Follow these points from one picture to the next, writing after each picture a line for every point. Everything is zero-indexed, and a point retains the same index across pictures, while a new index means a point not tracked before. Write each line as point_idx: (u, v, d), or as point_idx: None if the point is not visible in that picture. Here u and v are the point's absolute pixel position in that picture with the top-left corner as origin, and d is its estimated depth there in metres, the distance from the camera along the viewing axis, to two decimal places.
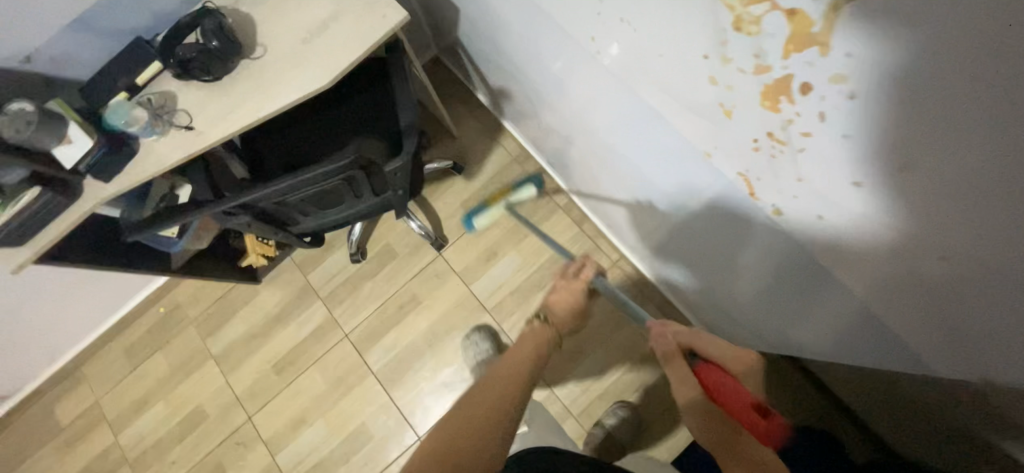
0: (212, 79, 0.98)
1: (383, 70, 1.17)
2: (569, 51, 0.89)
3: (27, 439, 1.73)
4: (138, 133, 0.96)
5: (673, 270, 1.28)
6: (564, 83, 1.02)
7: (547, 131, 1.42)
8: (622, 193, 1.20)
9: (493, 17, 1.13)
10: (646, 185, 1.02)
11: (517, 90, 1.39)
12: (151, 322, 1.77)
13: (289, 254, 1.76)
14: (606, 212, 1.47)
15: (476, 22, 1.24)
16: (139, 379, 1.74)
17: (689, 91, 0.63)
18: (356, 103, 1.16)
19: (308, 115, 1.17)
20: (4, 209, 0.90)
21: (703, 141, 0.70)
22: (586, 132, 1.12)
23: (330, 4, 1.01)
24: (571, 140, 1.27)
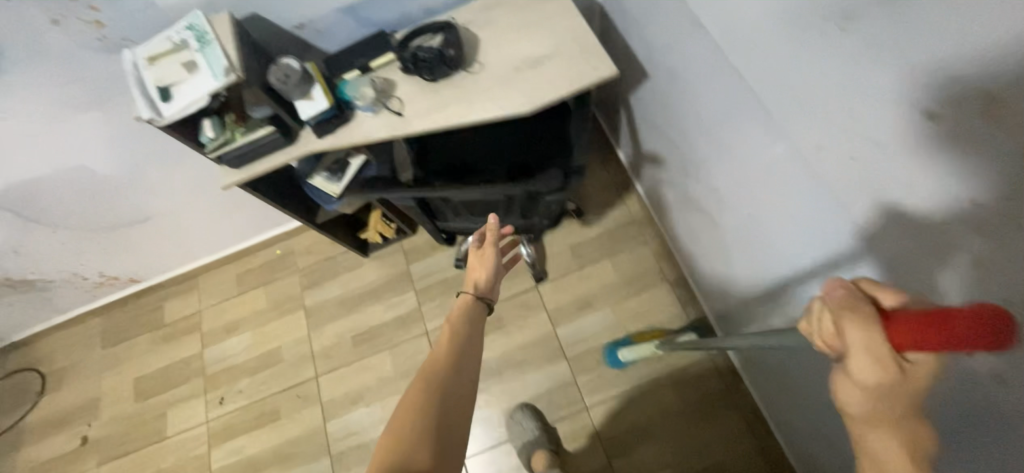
0: (431, 80, 1.11)
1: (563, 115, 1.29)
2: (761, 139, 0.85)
3: (134, 323, 1.94)
4: (361, 108, 1.10)
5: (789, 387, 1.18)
6: (733, 158, 1.01)
7: (687, 207, 1.43)
8: (749, 274, 1.18)
9: (674, 78, 1.13)
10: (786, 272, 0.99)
11: (671, 161, 1.41)
12: (267, 258, 1.96)
13: (401, 239, 1.88)
14: (716, 287, 1.44)
15: (658, 90, 1.28)
16: (238, 305, 1.91)
17: (928, 229, 0.56)
18: (532, 136, 1.29)
19: (485, 132, 1.31)
20: (242, 137, 1.06)
21: (918, 285, 0.61)
22: (739, 209, 1.09)
23: (549, 44, 1.11)
24: (713, 215, 1.27)
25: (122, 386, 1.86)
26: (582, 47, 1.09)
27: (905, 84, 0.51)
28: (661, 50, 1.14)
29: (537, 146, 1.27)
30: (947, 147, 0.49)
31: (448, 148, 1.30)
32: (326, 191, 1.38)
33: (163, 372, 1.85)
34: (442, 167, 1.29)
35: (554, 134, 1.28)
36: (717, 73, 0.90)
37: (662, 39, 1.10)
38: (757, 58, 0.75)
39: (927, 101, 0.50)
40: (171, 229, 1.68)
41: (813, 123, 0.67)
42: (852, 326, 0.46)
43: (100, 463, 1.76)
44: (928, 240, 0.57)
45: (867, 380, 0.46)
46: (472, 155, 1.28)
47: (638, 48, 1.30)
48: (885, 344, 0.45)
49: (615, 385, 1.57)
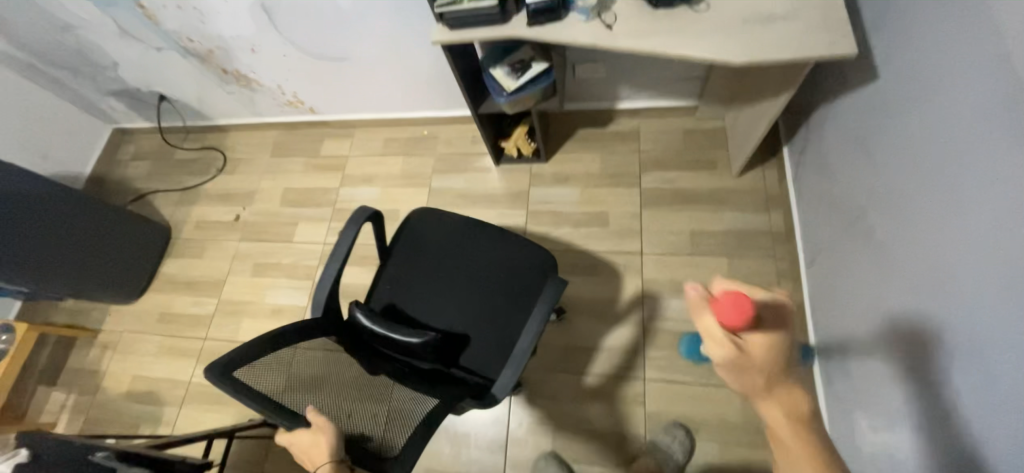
0: (653, 5, 1.12)
1: (539, 272, 1.21)
2: None
3: (300, 146, 2.30)
4: (577, 11, 1.16)
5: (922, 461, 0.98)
6: (947, 173, 0.92)
7: (855, 234, 1.26)
8: (890, 296, 1.10)
9: (914, 77, 1.03)
10: (941, 303, 0.93)
11: (857, 179, 1.26)
12: (415, 135, 2.18)
13: (533, 161, 1.97)
14: (835, 303, 1.35)
15: (888, 94, 1.12)
16: (379, 164, 2.17)
17: None
18: (498, 285, 1.23)
19: (446, 279, 1.25)
20: (468, 2, 1.16)
21: None
22: (916, 231, 1.01)
23: (789, 4, 1.05)
24: (876, 232, 1.16)
25: (275, 190, 2.24)
26: (825, 18, 1.02)
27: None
28: (922, 46, 1.00)
29: (487, 320, 1.20)
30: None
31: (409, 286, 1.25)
32: (501, 84, 1.48)
33: (306, 191, 2.20)
34: (399, 282, 1.26)
35: (508, 311, 1.19)
36: (984, 75, 0.83)
37: (921, 30, 1.00)
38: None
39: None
40: (358, 77, 1.93)
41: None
42: (699, 317, 0.66)
43: (241, 239, 2.16)
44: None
45: (719, 359, 0.63)
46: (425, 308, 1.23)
47: (873, 45, 1.17)
48: (715, 329, 0.63)
49: (680, 372, 1.54)
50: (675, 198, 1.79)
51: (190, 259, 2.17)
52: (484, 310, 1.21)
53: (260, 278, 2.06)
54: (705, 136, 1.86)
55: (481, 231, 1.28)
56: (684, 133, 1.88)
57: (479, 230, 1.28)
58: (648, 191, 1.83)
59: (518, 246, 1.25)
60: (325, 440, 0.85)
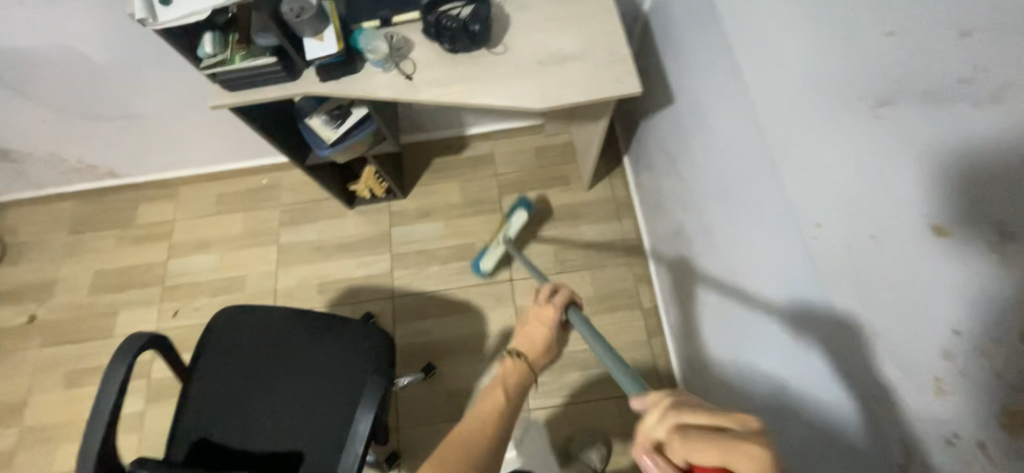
0: (450, 50, 1.06)
1: (375, 360, 1.10)
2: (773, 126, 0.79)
3: (106, 217, 1.91)
4: (371, 62, 1.05)
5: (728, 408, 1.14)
6: (727, 196, 1.02)
7: (671, 220, 1.42)
8: (707, 301, 1.21)
9: (686, 89, 1.15)
10: (740, 311, 1.03)
11: (664, 174, 1.42)
12: (252, 186, 1.92)
13: (391, 199, 1.85)
14: (676, 304, 1.46)
15: (673, 109, 1.27)
16: (213, 225, 1.88)
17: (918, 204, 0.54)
18: (333, 384, 1.09)
19: (270, 392, 1.09)
20: (241, 61, 1.00)
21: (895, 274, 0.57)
22: (716, 245, 1.11)
23: (581, 43, 1.05)
24: (692, 241, 1.26)
25: (80, 276, 1.84)
26: (612, 56, 1.04)
27: (920, 168, 0.53)
28: (683, 66, 1.15)
29: (322, 431, 1.05)
30: (937, 241, 0.52)
31: (225, 412, 1.07)
32: (320, 135, 1.34)
33: (123, 271, 1.83)
34: (208, 411, 1.07)
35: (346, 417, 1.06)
36: (738, 113, 0.91)
37: (694, 63, 1.08)
38: (783, 114, 0.77)
39: (936, 203, 0.51)
40: (159, 132, 1.63)
41: (817, 184, 0.69)
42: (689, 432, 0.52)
43: (40, 345, 1.74)
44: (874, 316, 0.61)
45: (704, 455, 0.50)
46: (246, 437, 1.05)
47: (667, 71, 1.25)
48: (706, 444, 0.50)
49: (562, 394, 1.58)
50: (537, 217, 1.80)
51: None
52: (317, 419, 1.06)
53: (74, 390, 1.67)
54: (557, 151, 1.90)
55: (307, 326, 1.14)
56: (536, 150, 1.90)
57: (304, 325, 1.15)
58: None
59: (349, 334, 1.13)
60: (548, 349, 0.96)
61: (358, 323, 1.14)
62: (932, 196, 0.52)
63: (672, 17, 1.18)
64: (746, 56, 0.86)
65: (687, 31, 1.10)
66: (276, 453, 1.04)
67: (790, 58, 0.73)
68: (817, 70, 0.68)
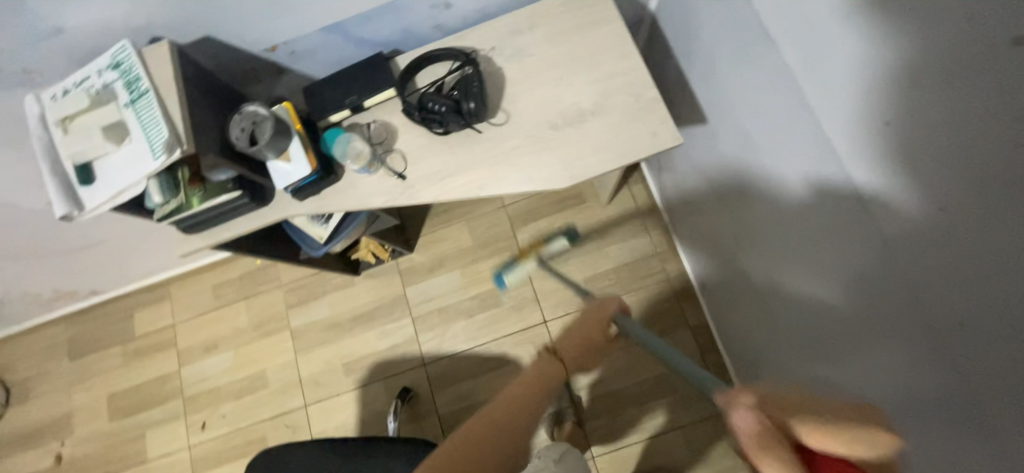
0: (443, 133, 0.87)
1: None
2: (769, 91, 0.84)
3: (103, 334, 1.77)
4: (352, 168, 0.87)
5: (770, 356, 1.16)
6: (789, 234, 0.91)
7: (681, 199, 1.43)
8: (767, 327, 1.13)
9: (692, 90, 1.12)
10: (774, 288, 1.03)
11: (671, 159, 1.41)
12: (247, 270, 1.77)
13: (398, 257, 1.70)
14: (728, 312, 1.36)
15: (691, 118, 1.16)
16: (217, 321, 1.75)
17: (919, 121, 0.58)
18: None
19: None
20: (201, 202, 0.82)
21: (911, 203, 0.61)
22: (774, 277, 1.01)
23: (597, 92, 0.87)
24: (742, 264, 1.16)
25: (94, 403, 1.73)
26: (638, 100, 0.86)
27: (953, 122, 0.53)
28: (692, 72, 1.08)
29: None
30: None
31: None
32: (310, 234, 1.17)
33: (137, 390, 1.72)
34: None
35: None
36: (752, 104, 0.91)
37: (740, 82, 0.93)
38: (778, 78, 0.81)
39: (975, 159, 0.52)
40: (133, 245, 1.47)
41: (937, 258, 0.59)
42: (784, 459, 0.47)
43: None
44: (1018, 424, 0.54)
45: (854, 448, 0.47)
46: None
47: (696, 89, 1.11)
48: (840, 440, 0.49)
49: (625, 434, 1.50)
50: None
51: None
52: None
53: None
54: None
55: (355, 458, 1.06)
56: None
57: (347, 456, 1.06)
58: None
59: (399, 460, 1.05)
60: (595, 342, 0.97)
61: (403, 443, 1.06)
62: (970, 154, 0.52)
63: (670, 25, 1.12)
64: (822, 91, 0.72)
65: (675, 33, 1.12)
66: None
67: (897, 108, 0.61)
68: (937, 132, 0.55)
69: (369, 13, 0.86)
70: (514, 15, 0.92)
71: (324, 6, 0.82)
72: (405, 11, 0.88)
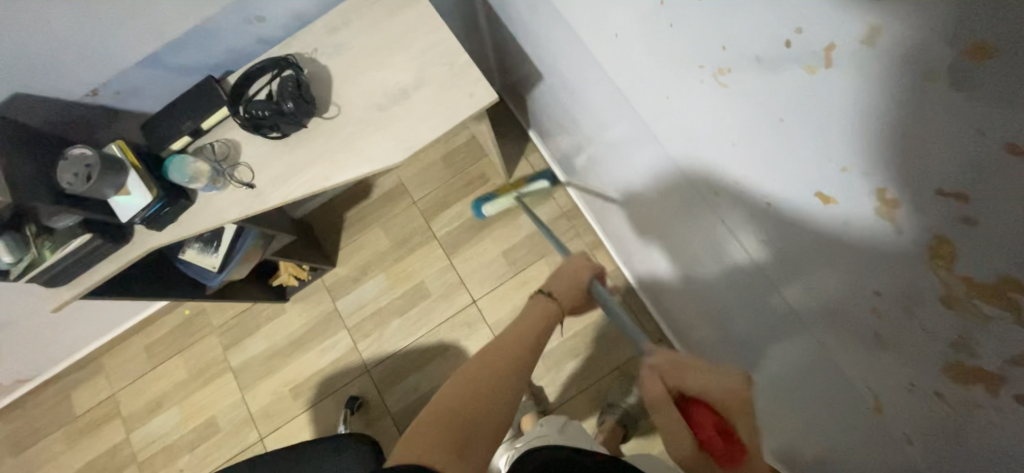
0: (279, 137, 0.92)
1: (361, 470, 1.06)
2: (571, 46, 0.84)
3: (40, 422, 1.74)
4: (201, 189, 0.90)
5: (677, 299, 1.16)
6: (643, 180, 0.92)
7: (572, 162, 1.44)
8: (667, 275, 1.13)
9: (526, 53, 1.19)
10: (655, 233, 1.02)
11: (550, 128, 1.43)
12: (174, 324, 1.76)
13: (321, 275, 1.73)
14: (639, 264, 1.35)
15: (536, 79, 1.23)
16: (156, 380, 1.73)
17: (659, 49, 0.57)
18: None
19: None
20: (53, 253, 0.85)
21: (691, 122, 0.60)
22: (655, 225, 1.02)
23: (414, 68, 0.93)
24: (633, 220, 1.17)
25: None
26: (452, 68, 0.92)
27: (674, 36, 0.53)
28: (518, 36, 1.14)
29: None
30: (855, 224, 0.45)
31: None
32: (203, 266, 1.21)
33: (88, 469, 1.69)
34: None
35: None
36: (567, 61, 0.91)
37: (551, 42, 0.93)
38: (569, 33, 0.81)
39: (703, 65, 0.51)
40: (39, 322, 1.46)
41: (719, 166, 0.60)
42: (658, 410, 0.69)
43: None
44: (847, 313, 0.53)
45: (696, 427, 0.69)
46: None
47: (527, 50, 1.12)
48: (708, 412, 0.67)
49: (569, 387, 1.58)
50: (471, 229, 1.71)
51: None
52: None
53: None
54: (461, 152, 1.77)
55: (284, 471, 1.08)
56: (442, 161, 1.77)
57: (280, 466, 1.08)
58: (445, 237, 1.71)
59: (326, 458, 1.08)
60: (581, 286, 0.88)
61: (328, 441, 1.09)
62: (698, 61, 0.52)
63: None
64: (596, 37, 0.72)
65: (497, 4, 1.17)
66: None
67: (640, 42, 0.61)
68: (671, 49, 0.55)
69: (180, 38, 0.90)
70: (326, 15, 0.97)
71: (129, 43, 0.86)
72: (218, 32, 0.93)
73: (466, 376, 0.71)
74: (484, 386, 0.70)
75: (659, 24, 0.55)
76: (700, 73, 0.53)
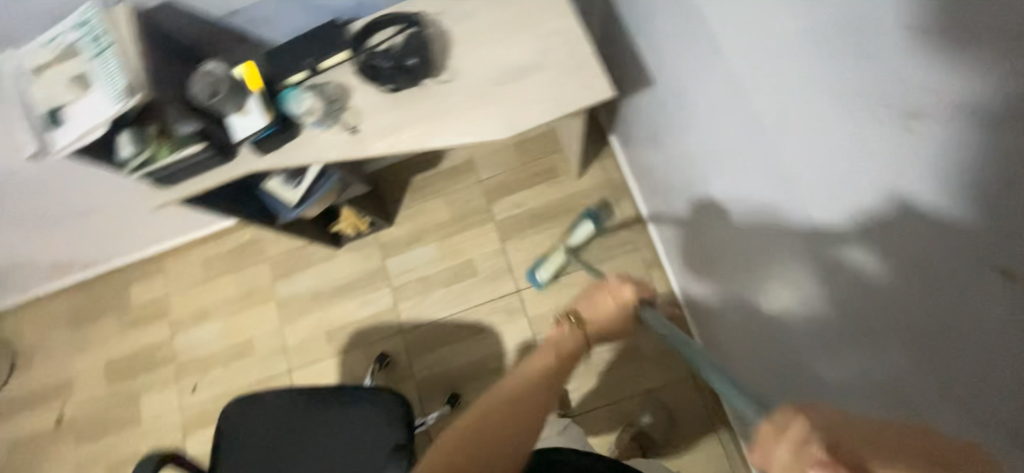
0: (390, 91, 0.93)
1: (390, 426, 1.09)
2: (711, 61, 0.82)
3: (99, 305, 1.87)
4: (309, 124, 0.93)
5: (742, 338, 1.12)
6: (746, 212, 0.90)
7: (653, 178, 1.41)
8: (734, 309, 1.11)
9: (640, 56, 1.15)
10: (743, 265, 0.99)
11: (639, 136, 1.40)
12: (234, 244, 1.85)
13: (377, 230, 1.77)
14: (702, 294, 1.32)
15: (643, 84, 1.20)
16: (207, 292, 1.83)
17: (841, 79, 0.55)
18: (356, 465, 1.09)
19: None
20: (168, 155, 0.89)
21: (853, 160, 0.57)
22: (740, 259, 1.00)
23: (535, 49, 0.92)
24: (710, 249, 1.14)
25: (93, 369, 1.82)
26: (573, 56, 0.91)
27: (869, 68, 0.51)
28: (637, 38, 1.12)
29: None
30: None
31: None
32: (281, 198, 1.24)
33: (132, 357, 1.81)
34: None
35: None
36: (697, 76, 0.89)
37: (685, 55, 0.90)
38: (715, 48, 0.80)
39: (897, 104, 0.49)
40: (122, 214, 1.56)
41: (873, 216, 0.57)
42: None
43: (77, 443, 1.76)
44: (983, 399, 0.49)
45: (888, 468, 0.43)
46: None
47: (644, 54, 1.09)
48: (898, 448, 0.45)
49: (594, 397, 1.56)
50: (531, 219, 1.70)
51: None
52: None
53: None
54: (538, 142, 1.75)
55: (318, 407, 1.12)
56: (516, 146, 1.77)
57: (316, 402, 1.12)
58: (504, 221, 1.72)
59: (359, 406, 1.11)
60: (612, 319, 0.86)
61: (364, 391, 1.12)
62: (892, 100, 0.49)
63: None
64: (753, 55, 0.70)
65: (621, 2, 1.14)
66: None
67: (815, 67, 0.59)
68: (856, 81, 0.53)
69: None
70: None
71: None
72: None
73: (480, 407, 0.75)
74: (495, 417, 0.73)
75: (851, 52, 0.52)
76: (883, 114, 0.51)
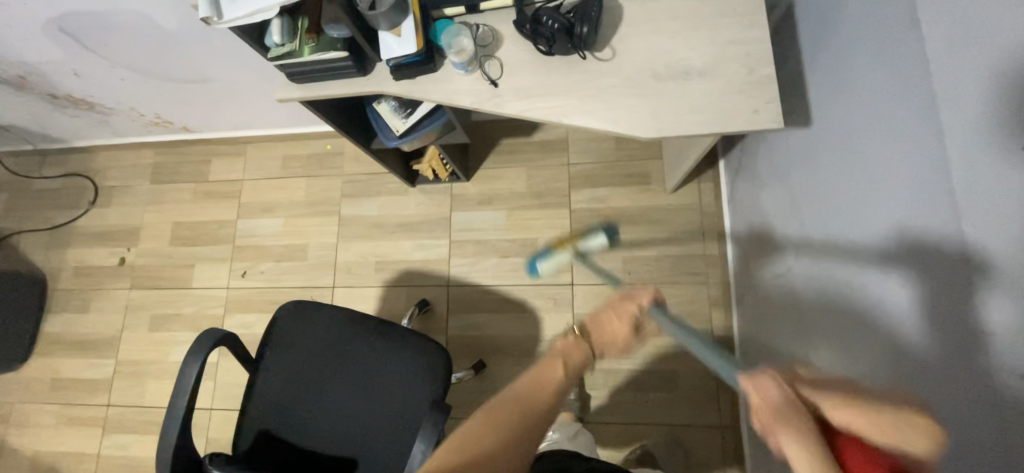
0: (544, 52, 0.88)
1: (428, 376, 1.10)
2: (890, 137, 0.74)
3: (181, 169, 1.96)
4: (453, 62, 0.89)
5: None
6: (858, 263, 0.86)
7: (755, 226, 1.33)
8: None
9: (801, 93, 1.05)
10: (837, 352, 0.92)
11: (756, 176, 1.31)
12: (315, 151, 1.88)
13: (453, 181, 1.75)
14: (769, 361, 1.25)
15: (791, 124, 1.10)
16: (278, 188, 1.88)
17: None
18: (386, 402, 1.10)
19: (331, 390, 1.12)
20: (310, 53, 0.88)
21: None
22: (828, 320, 0.96)
23: (710, 54, 0.84)
24: (797, 291, 1.10)
25: (162, 225, 1.93)
26: (749, 73, 0.82)
27: None
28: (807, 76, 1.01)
29: (382, 441, 1.08)
30: None
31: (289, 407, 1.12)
32: (387, 124, 1.23)
33: (198, 226, 1.90)
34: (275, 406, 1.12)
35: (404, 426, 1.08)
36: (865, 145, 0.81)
37: (860, 120, 0.82)
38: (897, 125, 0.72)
39: None
40: (229, 93, 1.60)
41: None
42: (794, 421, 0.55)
43: (132, 287, 1.89)
44: None
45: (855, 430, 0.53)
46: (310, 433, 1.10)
47: (811, 91, 0.99)
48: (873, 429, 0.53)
49: (615, 411, 1.53)
50: (608, 218, 1.64)
51: (76, 315, 1.88)
52: (375, 424, 1.09)
53: (158, 333, 1.82)
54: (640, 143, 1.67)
55: (367, 335, 1.14)
56: (616, 141, 1.69)
57: (367, 330, 1.15)
58: (580, 212, 1.66)
59: (405, 348, 1.12)
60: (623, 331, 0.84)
61: (414, 335, 1.13)
62: None
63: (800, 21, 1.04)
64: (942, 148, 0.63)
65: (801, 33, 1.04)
66: (339, 453, 1.09)
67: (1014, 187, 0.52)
68: None
69: None
70: None
71: None
72: None
73: (482, 417, 0.69)
74: (497, 425, 0.68)
75: None
76: None
